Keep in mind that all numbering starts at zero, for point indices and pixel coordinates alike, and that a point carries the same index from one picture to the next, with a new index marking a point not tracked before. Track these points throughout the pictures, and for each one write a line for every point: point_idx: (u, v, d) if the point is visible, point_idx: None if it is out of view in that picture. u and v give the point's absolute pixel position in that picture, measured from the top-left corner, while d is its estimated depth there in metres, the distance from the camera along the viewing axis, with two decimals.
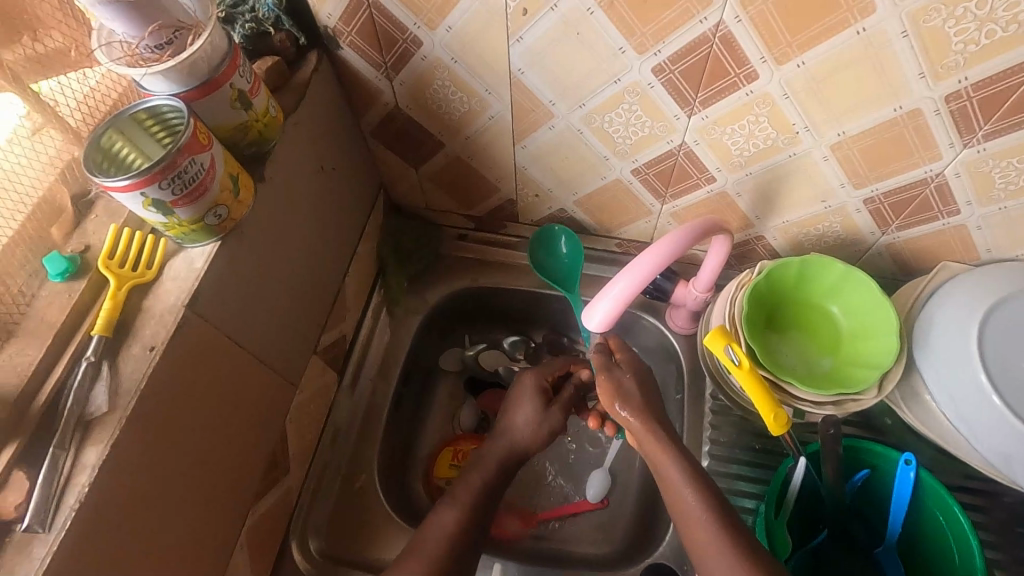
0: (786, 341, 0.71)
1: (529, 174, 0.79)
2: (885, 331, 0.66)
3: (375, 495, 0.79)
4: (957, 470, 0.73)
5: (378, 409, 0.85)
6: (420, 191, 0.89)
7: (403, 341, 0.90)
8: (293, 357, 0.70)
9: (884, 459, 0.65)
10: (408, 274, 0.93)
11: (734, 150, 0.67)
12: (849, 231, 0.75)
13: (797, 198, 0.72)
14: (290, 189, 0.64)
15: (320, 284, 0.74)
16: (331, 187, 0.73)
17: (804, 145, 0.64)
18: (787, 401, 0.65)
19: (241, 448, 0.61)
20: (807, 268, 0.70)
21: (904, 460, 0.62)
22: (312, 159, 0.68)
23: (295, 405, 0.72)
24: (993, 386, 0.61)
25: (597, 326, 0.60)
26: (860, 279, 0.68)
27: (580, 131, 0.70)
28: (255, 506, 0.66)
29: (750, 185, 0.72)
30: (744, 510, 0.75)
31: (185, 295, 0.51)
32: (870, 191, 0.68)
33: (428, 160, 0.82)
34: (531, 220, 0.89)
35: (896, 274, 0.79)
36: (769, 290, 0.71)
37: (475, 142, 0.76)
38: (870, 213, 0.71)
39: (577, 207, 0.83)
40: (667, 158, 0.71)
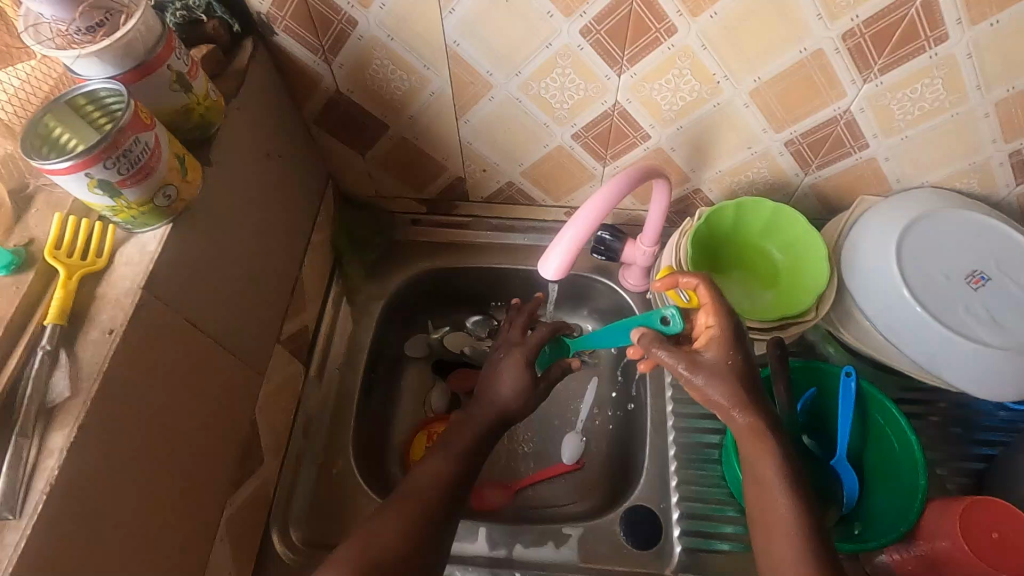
0: (731, 280, 0.76)
1: (475, 149, 0.82)
2: (817, 259, 0.71)
3: (354, 479, 0.79)
4: (894, 384, 0.80)
5: (348, 396, 0.85)
6: (369, 178, 0.90)
7: (366, 328, 0.90)
8: (256, 346, 0.69)
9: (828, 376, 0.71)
10: (365, 263, 0.93)
11: (664, 105, 0.72)
12: (775, 175, 0.81)
13: (726, 147, 0.77)
14: (239, 174, 0.64)
15: (277, 272, 0.74)
16: (279, 174, 0.74)
17: (726, 95, 0.70)
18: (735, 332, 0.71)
19: (212, 437, 0.61)
20: (742, 210, 0.75)
21: (845, 371, 0.68)
22: (258, 146, 0.68)
23: (263, 395, 0.72)
24: (914, 298, 0.68)
25: (552, 275, 0.61)
26: (791, 216, 0.73)
27: (519, 100, 0.73)
28: (232, 497, 0.65)
29: (682, 139, 0.76)
30: (708, 444, 0.79)
31: (140, 278, 0.51)
32: (790, 133, 0.74)
33: (374, 144, 0.83)
34: (481, 196, 0.92)
35: (821, 213, 0.86)
36: (710, 234, 0.76)
37: (419, 120, 0.78)
38: (792, 155, 0.77)
39: (524, 178, 0.86)
40: (603, 119, 0.75)
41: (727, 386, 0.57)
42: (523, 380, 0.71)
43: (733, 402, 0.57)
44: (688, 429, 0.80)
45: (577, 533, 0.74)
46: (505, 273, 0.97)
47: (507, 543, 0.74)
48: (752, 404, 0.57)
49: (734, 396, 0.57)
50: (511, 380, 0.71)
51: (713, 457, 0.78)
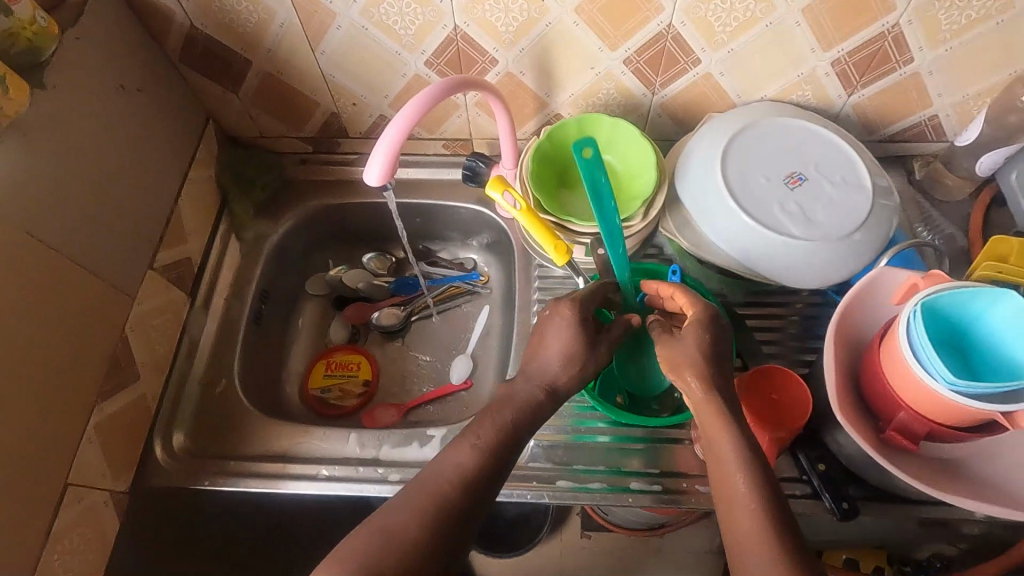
0: (574, 194, 0.81)
1: (339, 82, 0.85)
2: (646, 167, 0.77)
3: (238, 397, 0.84)
4: (739, 289, 0.87)
5: (236, 324, 0.90)
6: (249, 117, 0.93)
7: (255, 262, 0.95)
8: (122, 268, 0.74)
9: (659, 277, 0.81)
10: (254, 202, 0.97)
11: (500, 27, 0.76)
12: (624, 96, 0.85)
13: (571, 69, 0.81)
14: (84, 102, 0.68)
15: (145, 202, 0.78)
16: (140, 108, 0.77)
17: (554, 13, 0.74)
18: (571, 237, 0.76)
19: (70, 344, 0.66)
20: (582, 126, 0.80)
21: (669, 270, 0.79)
22: (108, 77, 0.72)
23: (135, 316, 0.76)
24: (738, 204, 0.73)
25: (377, 180, 0.65)
26: (627, 130, 0.79)
27: (365, 28, 0.77)
28: (100, 405, 0.70)
29: (528, 62, 0.81)
30: None
31: None
32: (624, 51, 0.78)
33: (243, 82, 0.86)
34: (360, 133, 0.95)
35: (677, 133, 0.91)
36: (554, 151, 0.80)
37: (278, 54, 0.81)
38: (634, 74, 0.81)
39: (393, 110, 0.90)
40: (449, 44, 0.79)
41: (698, 366, 0.61)
42: (572, 340, 0.65)
43: (701, 382, 0.61)
44: None
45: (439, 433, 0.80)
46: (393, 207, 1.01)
47: (375, 445, 0.80)
48: (713, 377, 0.61)
49: (708, 381, 0.61)
50: (559, 342, 0.65)
51: None
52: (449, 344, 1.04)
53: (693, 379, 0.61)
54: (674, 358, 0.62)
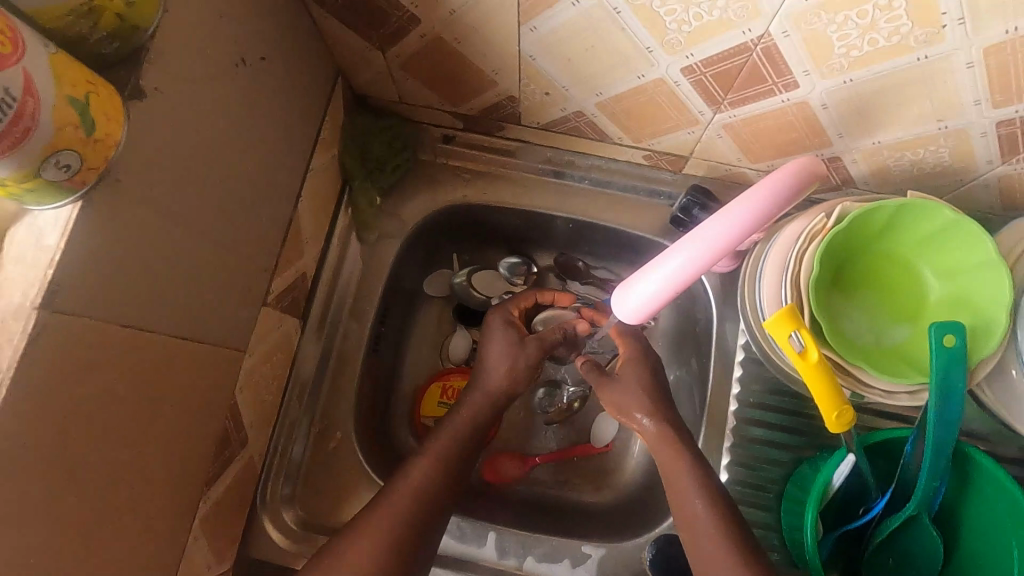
0: (855, 306, 0.57)
1: (537, 67, 0.58)
2: (992, 304, 0.51)
3: (354, 455, 0.69)
4: (1015, 442, 0.65)
5: (352, 355, 0.72)
6: (390, 80, 0.67)
7: (378, 274, 0.74)
8: (234, 321, 0.55)
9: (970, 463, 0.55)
10: (380, 188, 0.74)
11: (837, 48, 0.47)
12: (958, 158, 0.56)
13: (903, 115, 0.53)
14: (194, 103, 0.44)
15: (262, 222, 0.56)
16: (263, 87, 0.52)
17: (946, 46, 0.44)
18: (852, 387, 0.53)
19: (176, 442, 0.49)
20: (902, 214, 0.53)
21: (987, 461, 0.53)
22: (225, 49, 0.46)
23: (245, 371, 0.59)
24: None
25: (630, 320, 0.50)
26: (975, 233, 0.51)
27: (616, 10, 0.48)
28: (208, 494, 0.56)
29: (844, 96, 0.52)
30: (768, 479, 0.67)
31: (34, 291, 0.35)
32: (1013, 112, 0.49)
33: (398, 41, 0.59)
34: (537, 122, 0.69)
35: (994, 209, 0.63)
36: (846, 241, 0.55)
37: (463, 19, 0.54)
38: (998, 139, 0.53)
39: (599, 110, 0.63)
40: (737, 55, 0.50)
41: (644, 404, 0.63)
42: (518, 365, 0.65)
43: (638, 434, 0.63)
44: (746, 459, 0.67)
45: (457, 520, 0.68)
46: (553, 219, 0.77)
47: (518, 553, 0.67)
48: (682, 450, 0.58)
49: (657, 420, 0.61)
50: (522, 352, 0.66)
51: (771, 495, 0.67)
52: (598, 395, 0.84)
53: (644, 416, 0.62)
54: (622, 403, 0.63)
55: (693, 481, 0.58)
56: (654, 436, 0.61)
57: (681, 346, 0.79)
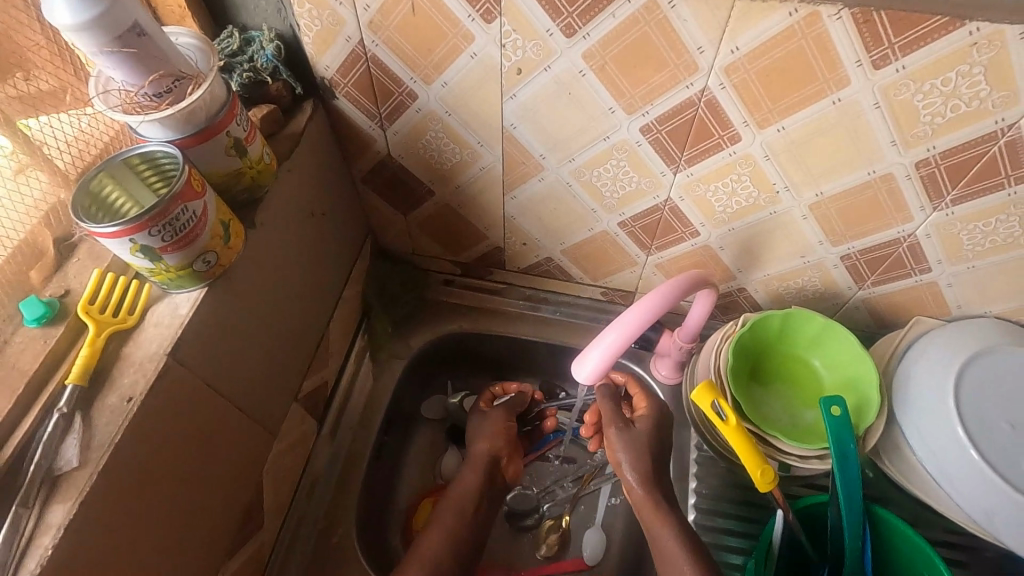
0: (770, 393, 0.72)
1: (517, 223, 0.81)
2: (866, 384, 0.67)
3: (353, 552, 0.75)
4: (940, 524, 0.74)
5: (359, 457, 0.82)
6: (408, 236, 0.89)
7: (385, 388, 0.88)
8: (274, 408, 0.68)
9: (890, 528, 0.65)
10: (392, 318, 0.92)
11: (717, 207, 0.70)
12: (827, 285, 0.77)
13: (777, 253, 0.74)
14: (279, 236, 0.64)
15: (304, 331, 0.73)
16: (320, 232, 0.73)
17: (784, 203, 0.67)
18: (773, 454, 0.66)
19: (217, 498, 0.59)
20: (789, 320, 0.71)
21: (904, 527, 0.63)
22: (303, 205, 0.68)
23: (272, 455, 0.70)
24: (969, 439, 0.63)
25: (587, 374, 0.58)
26: (843, 333, 0.69)
27: (569, 184, 0.72)
28: (227, 564, 0.63)
29: (733, 240, 0.74)
30: (731, 565, 0.74)
31: (166, 343, 0.50)
32: (847, 248, 0.70)
33: (417, 207, 0.82)
34: (518, 267, 0.90)
35: (871, 327, 0.81)
36: (752, 342, 0.72)
37: (465, 191, 0.77)
38: (847, 269, 0.73)
39: (564, 256, 0.84)
40: (653, 212, 0.73)
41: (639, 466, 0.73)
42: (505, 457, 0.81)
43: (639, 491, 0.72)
44: (711, 546, 0.75)
45: None
46: (532, 345, 0.94)
47: None
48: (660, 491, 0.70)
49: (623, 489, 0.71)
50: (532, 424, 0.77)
51: None
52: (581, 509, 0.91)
53: (632, 468, 0.72)
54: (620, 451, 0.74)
55: (663, 555, 0.65)
56: (640, 492, 0.70)
57: None
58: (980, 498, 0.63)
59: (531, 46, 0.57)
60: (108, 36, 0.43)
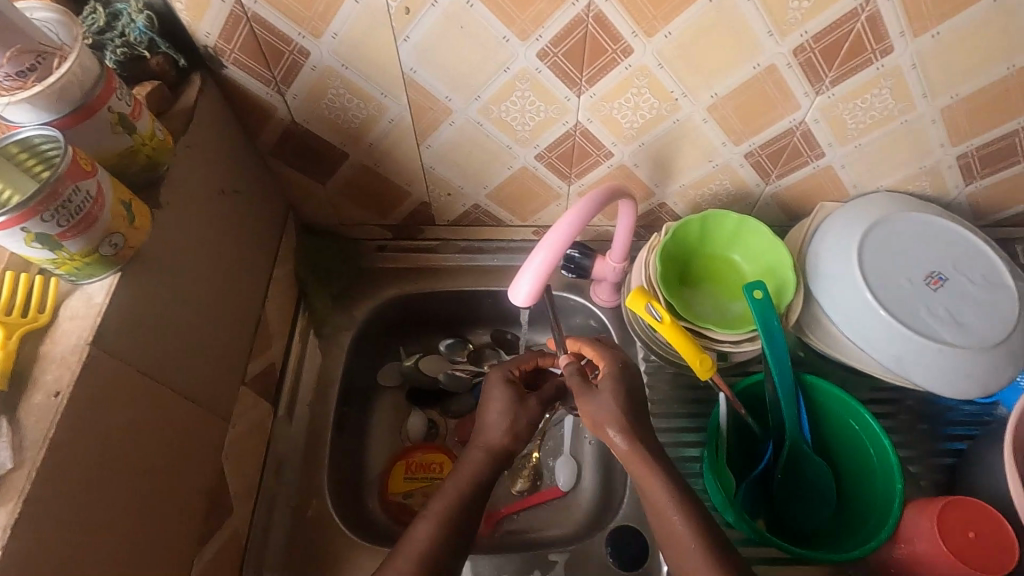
0: (700, 294, 0.76)
1: (438, 173, 0.81)
2: (781, 268, 0.73)
3: (332, 521, 0.76)
4: (864, 384, 0.82)
5: (322, 431, 0.82)
6: (331, 206, 0.87)
7: (337, 362, 0.88)
8: (221, 393, 0.67)
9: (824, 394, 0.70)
10: (331, 292, 0.91)
11: (624, 123, 0.72)
12: (737, 185, 0.82)
13: (687, 162, 0.78)
14: (191, 216, 0.61)
15: (239, 313, 0.71)
16: (237, 210, 0.71)
17: (684, 110, 0.70)
18: (709, 345, 0.71)
19: (177, 488, 0.58)
20: (707, 222, 0.75)
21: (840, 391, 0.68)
22: (211, 182, 0.66)
23: (230, 441, 0.69)
24: (876, 300, 0.70)
25: (522, 300, 0.60)
26: (755, 225, 0.74)
27: (480, 123, 0.72)
28: (201, 552, 0.62)
29: (645, 155, 0.77)
30: (689, 458, 0.79)
31: (86, 333, 0.48)
32: (749, 146, 0.75)
33: (335, 173, 0.81)
34: (448, 220, 0.90)
35: (783, 220, 0.87)
36: (677, 249, 0.76)
37: (379, 147, 0.77)
38: (752, 166, 0.78)
39: (490, 200, 0.85)
40: (565, 139, 0.75)
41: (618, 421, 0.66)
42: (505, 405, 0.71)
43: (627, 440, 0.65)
44: (669, 444, 0.80)
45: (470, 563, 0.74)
46: (476, 295, 0.96)
47: None
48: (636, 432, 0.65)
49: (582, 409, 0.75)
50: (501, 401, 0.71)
51: (694, 470, 0.78)
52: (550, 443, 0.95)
53: (616, 432, 0.66)
54: (597, 415, 0.67)
55: None
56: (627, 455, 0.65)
57: None
58: (891, 349, 0.69)
59: None
60: None
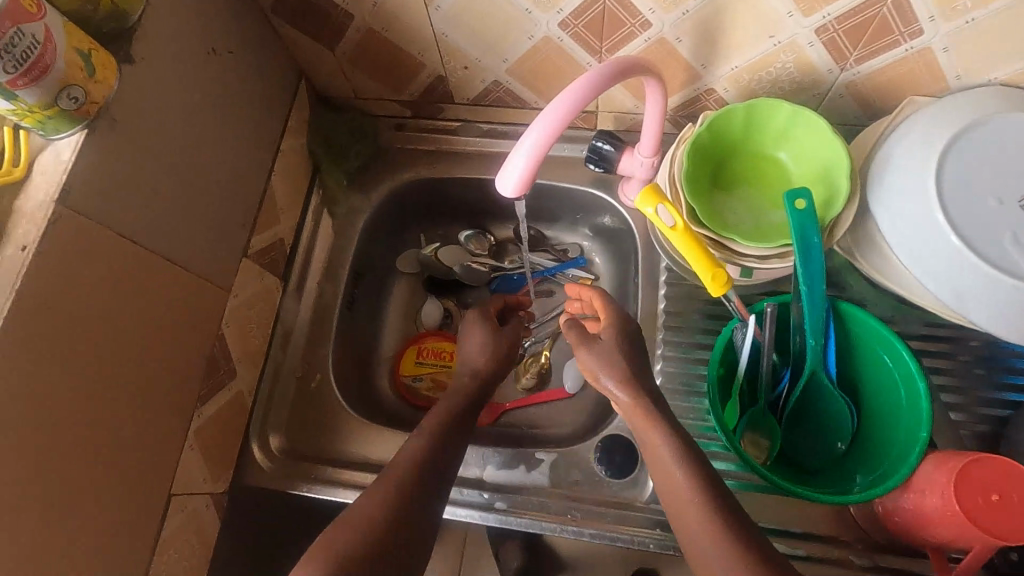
0: (732, 198, 0.67)
1: (452, 42, 0.72)
2: (833, 174, 0.61)
3: (333, 396, 0.79)
4: (918, 317, 0.72)
5: (329, 310, 0.83)
6: (344, 77, 0.82)
7: (349, 243, 0.86)
8: (218, 263, 0.67)
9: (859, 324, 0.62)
10: (346, 171, 0.88)
11: None
12: (803, 69, 0.68)
13: (741, 37, 0.65)
14: (172, 75, 0.58)
15: (237, 185, 0.69)
16: (233, 74, 0.67)
17: None
18: (731, 259, 0.62)
19: (170, 349, 0.61)
20: (753, 113, 0.64)
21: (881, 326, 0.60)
22: (199, 40, 0.62)
23: (231, 310, 0.70)
24: (948, 224, 0.57)
25: (510, 191, 0.53)
26: (811, 119, 0.62)
27: None
28: (200, 409, 0.66)
29: (690, 26, 0.64)
30: (699, 377, 0.74)
31: (53, 191, 0.48)
32: (822, 17, 0.60)
33: (342, 38, 0.74)
34: (468, 98, 0.83)
35: (859, 116, 0.73)
36: (712, 143, 0.65)
37: (385, 8, 0.69)
38: (825, 45, 0.64)
39: (511, 76, 0.76)
40: (594, 3, 0.63)
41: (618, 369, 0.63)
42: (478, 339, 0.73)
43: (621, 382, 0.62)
44: (678, 360, 0.74)
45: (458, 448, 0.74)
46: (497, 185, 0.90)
47: (479, 464, 0.73)
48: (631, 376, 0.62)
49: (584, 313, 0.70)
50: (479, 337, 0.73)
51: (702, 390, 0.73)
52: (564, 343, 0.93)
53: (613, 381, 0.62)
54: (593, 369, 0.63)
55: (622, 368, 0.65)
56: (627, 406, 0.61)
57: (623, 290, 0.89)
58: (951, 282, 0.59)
59: None
60: None
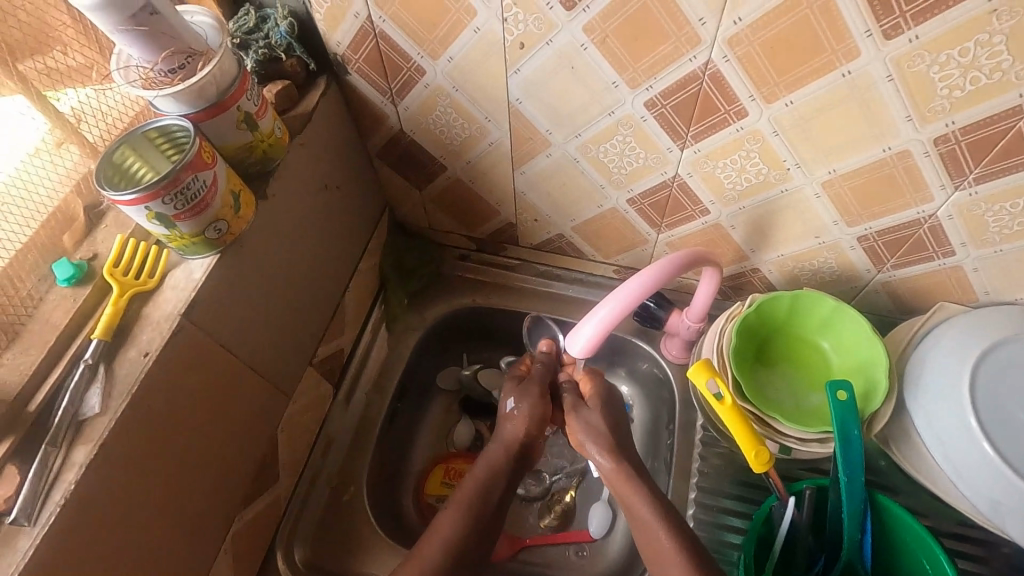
0: (775, 376, 0.72)
1: (528, 200, 0.81)
2: (870, 370, 0.66)
3: (363, 510, 0.79)
4: (952, 517, 0.72)
5: (372, 422, 0.86)
6: (423, 211, 0.91)
7: (400, 358, 0.91)
8: (288, 369, 0.72)
9: (898, 525, 0.63)
10: (408, 292, 0.95)
11: (726, 184, 0.68)
12: (844, 267, 0.74)
13: (790, 233, 0.72)
14: (290, 209, 0.66)
15: (317, 300, 0.76)
16: (335, 205, 0.76)
17: (796, 182, 0.65)
18: (771, 435, 0.66)
19: (232, 454, 0.63)
20: (798, 302, 0.70)
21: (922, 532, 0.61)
22: (316, 178, 0.71)
23: (288, 414, 0.74)
24: (981, 431, 0.60)
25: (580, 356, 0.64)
26: (852, 317, 0.68)
27: (576, 159, 0.72)
28: (242, 513, 0.67)
29: (744, 219, 0.72)
30: (730, 545, 0.74)
31: (181, 304, 0.54)
32: (864, 229, 0.68)
33: (431, 181, 0.84)
34: (531, 243, 0.91)
35: (893, 311, 0.78)
36: (758, 323, 0.72)
37: (476, 166, 0.78)
38: (865, 251, 0.71)
39: (575, 232, 0.85)
40: (661, 189, 0.72)
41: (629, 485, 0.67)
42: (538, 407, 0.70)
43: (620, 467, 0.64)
44: (709, 524, 0.75)
45: None
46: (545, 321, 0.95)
47: None
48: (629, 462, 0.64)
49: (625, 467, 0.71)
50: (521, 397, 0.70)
51: (732, 559, 0.73)
52: (591, 490, 0.92)
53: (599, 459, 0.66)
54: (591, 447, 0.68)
55: None
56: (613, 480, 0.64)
57: (653, 443, 0.87)
58: (985, 488, 0.61)
59: (533, 20, 0.58)
60: (122, 15, 0.46)
